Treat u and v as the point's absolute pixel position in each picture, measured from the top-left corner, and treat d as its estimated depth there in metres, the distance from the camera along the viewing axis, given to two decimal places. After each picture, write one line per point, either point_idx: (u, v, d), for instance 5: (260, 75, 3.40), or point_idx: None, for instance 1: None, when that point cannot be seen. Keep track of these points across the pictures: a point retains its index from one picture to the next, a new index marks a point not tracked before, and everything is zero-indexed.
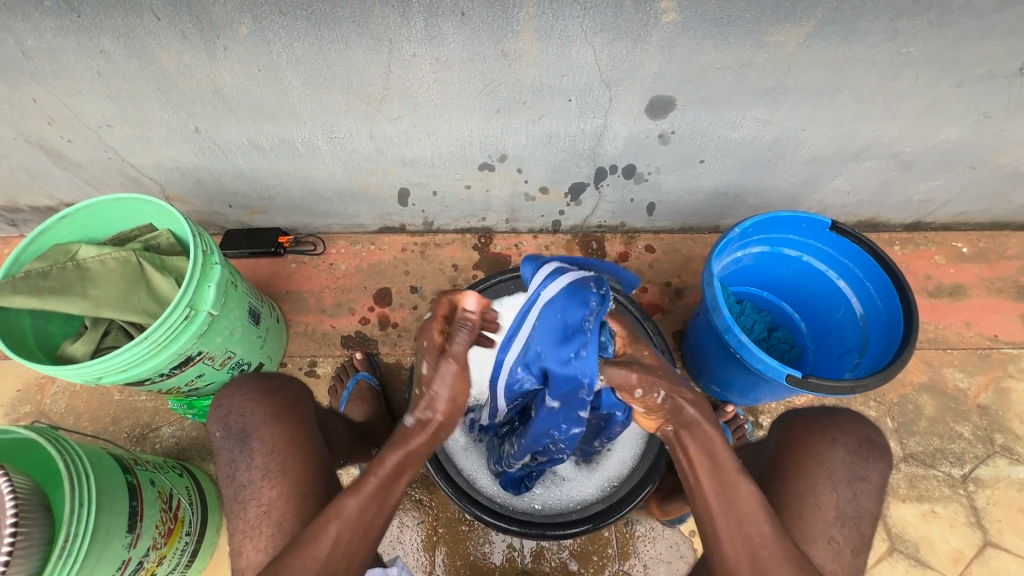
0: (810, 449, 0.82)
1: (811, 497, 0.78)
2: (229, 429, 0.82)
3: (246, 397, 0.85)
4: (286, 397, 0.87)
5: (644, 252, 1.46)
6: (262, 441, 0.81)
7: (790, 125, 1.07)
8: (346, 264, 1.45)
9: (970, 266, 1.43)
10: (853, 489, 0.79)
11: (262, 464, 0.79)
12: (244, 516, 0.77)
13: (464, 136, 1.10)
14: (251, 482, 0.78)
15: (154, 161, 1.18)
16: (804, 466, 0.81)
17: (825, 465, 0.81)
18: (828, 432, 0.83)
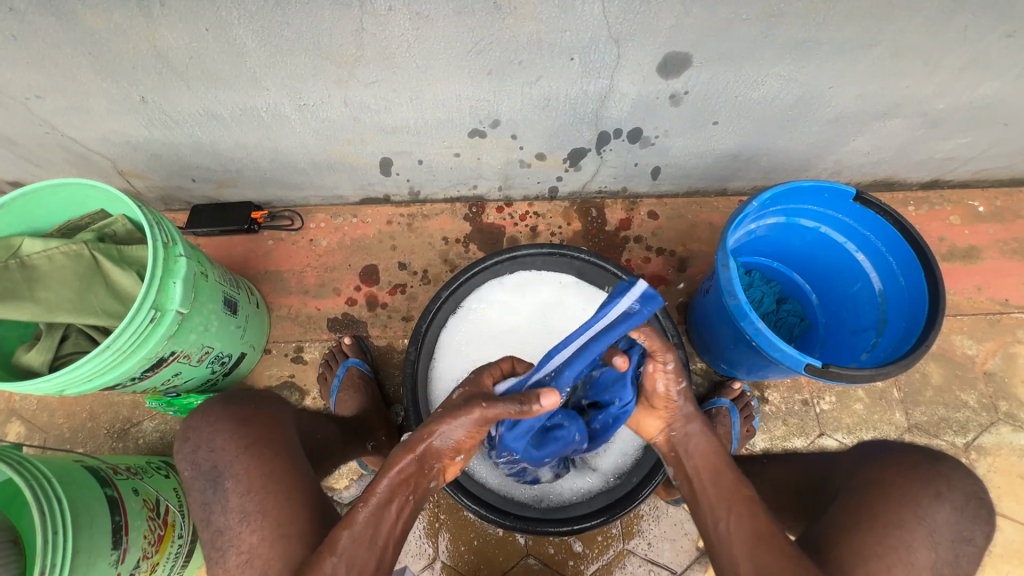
0: (909, 498, 0.72)
1: (905, 552, 0.68)
2: (199, 468, 0.77)
3: (215, 426, 0.80)
4: (259, 426, 0.81)
5: (647, 219, 1.36)
6: (237, 480, 0.75)
7: (817, 82, 0.95)
8: (328, 240, 1.34)
9: (985, 226, 1.36)
10: (955, 550, 0.69)
11: (239, 506, 0.74)
12: (224, 563, 0.72)
13: (451, 101, 0.97)
14: (228, 526, 0.73)
15: (99, 134, 1.04)
16: (898, 516, 0.71)
17: (927, 521, 0.70)
18: (933, 485, 0.73)
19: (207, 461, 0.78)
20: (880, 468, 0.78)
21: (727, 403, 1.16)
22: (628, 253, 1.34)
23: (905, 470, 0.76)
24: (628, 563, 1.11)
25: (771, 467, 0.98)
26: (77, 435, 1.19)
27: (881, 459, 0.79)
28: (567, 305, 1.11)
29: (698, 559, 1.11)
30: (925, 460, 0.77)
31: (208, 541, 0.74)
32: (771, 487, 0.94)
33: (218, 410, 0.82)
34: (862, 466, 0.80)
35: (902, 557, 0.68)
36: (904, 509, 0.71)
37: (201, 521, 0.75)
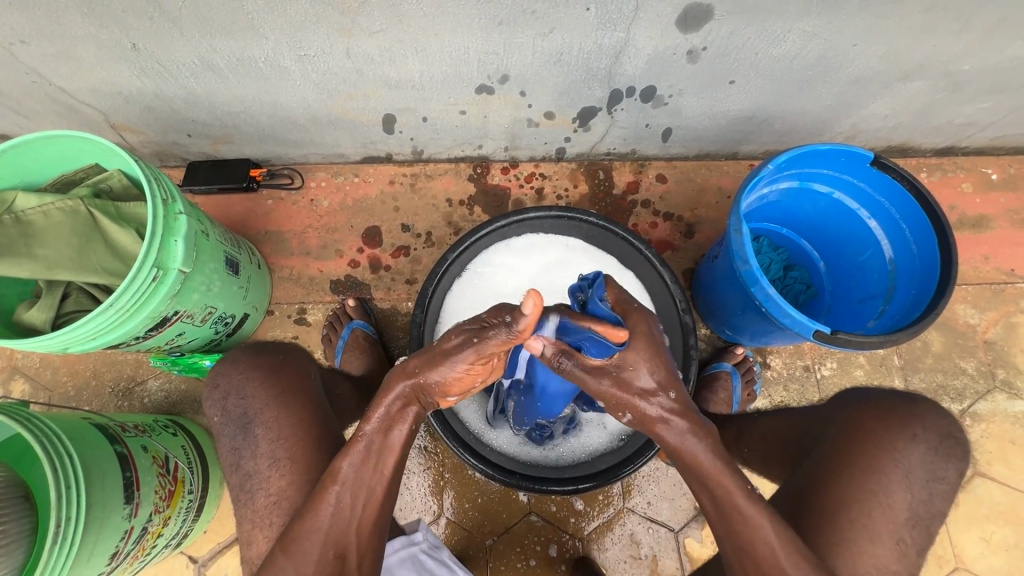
0: (887, 445, 0.76)
1: (883, 495, 0.73)
2: (229, 414, 0.80)
3: (244, 375, 0.82)
4: (287, 376, 0.83)
5: (656, 182, 1.34)
6: (266, 427, 0.78)
7: (841, 40, 0.91)
8: (329, 200, 1.31)
9: (997, 195, 1.34)
10: (929, 489, 0.74)
11: (268, 452, 0.77)
12: (252, 504, 0.76)
13: (458, 53, 0.93)
14: (257, 471, 0.77)
15: (89, 84, 0.99)
16: (879, 462, 0.75)
17: (902, 463, 0.75)
18: (909, 428, 0.77)
19: (237, 408, 0.80)
20: (856, 413, 0.81)
21: (728, 368, 1.17)
22: (635, 217, 1.32)
23: (881, 420, 0.79)
24: (628, 520, 1.15)
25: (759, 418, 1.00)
26: (82, 392, 1.19)
27: (859, 405, 0.82)
28: (575, 265, 1.09)
29: (695, 517, 1.15)
30: (903, 408, 0.79)
31: (238, 483, 0.77)
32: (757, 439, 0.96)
33: (246, 358, 0.84)
34: (840, 411, 0.84)
35: (880, 501, 0.73)
36: (882, 457, 0.75)
37: (231, 465, 0.78)
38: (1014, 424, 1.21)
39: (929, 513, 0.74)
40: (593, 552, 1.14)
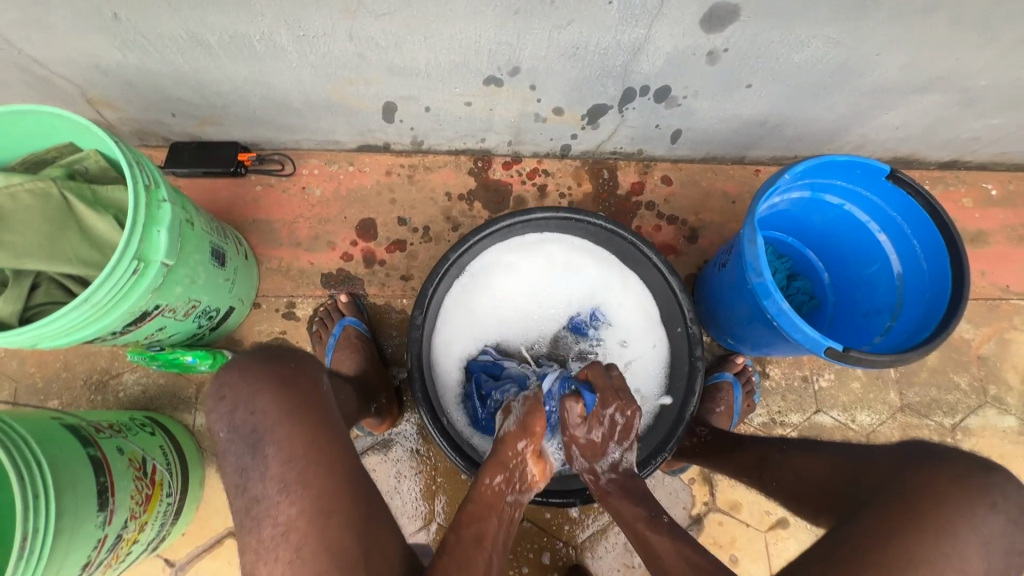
0: (964, 506, 0.58)
1: (957, 560, 0.57)
2: (237, 431, 0.64)
3: (254, 385, 0.65)
4: (305, 390, 0.67)
5: (661, 184, 1.30)
6: (278, 446, 0.62)
7: (864, 47, 0.89)
8: (322, 189, 1.25)
9: (995, 211, 1.34)
10: (1009, 561, 0.58)
11: (279, 476, 0.61)
12: (256, 535, 0.59)
13: (470, 41, 0.87)
14: (266, 495, 0.61)
15: (63, 55, 0.91)
16: (952, 526, 0.58)
17: (981, 530, 0.58)
18: (987, 494, 0.59)
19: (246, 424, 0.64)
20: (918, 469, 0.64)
21: (729, 378, 1.16)
22: (639, 219, 1.29)
23: (951, 476, 0.61)
24: None
25: (791, 455, 0.84)
26: (51, 385, 1.12)
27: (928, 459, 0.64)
28: (578, 268, 1.07)
29: (690, 527, 1.14)
30: (975, 466, 0.62)
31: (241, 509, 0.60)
32: (792, 479, 0.81)
33: (257, 365, 0.67)
34: (903, 465, 0.65)
35: (954, 566, 0.57)
36: (958, 520, 0.58)
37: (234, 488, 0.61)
38: (1004, 439, 1.22)
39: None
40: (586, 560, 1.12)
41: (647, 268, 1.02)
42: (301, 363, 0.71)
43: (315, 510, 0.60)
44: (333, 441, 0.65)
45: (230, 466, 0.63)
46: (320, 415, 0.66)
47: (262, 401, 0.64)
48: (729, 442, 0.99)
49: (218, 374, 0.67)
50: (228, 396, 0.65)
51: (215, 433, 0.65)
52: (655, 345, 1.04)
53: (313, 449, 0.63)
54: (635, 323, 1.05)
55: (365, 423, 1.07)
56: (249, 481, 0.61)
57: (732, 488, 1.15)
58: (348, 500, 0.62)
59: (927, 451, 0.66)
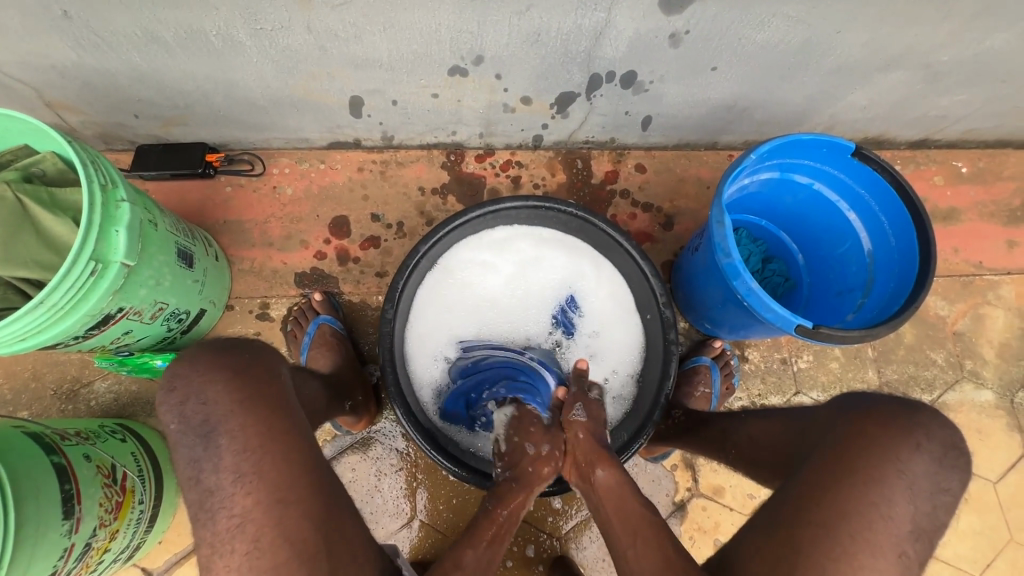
0: (890, 450, 0.63)
1: (884, 506, 0.60)
2: (189, 423, 0.63)
3: (207, 375, 0.66)
4: (258, 380, 0.68)
5: (635, 172, 1.30)
6: (232, 437, 0.63)
7: (824, 26, 0.89)
8: (293, 187, 1.24)
9: (967, 188, 1.35)
10: (934, 500, 0.61)
11: (233, 467, 0.62)
12: (211, 527, 0.60)
13: (431, 31, 0.87)
14: (220, 487, 0.61)
15: (17, 57, 0.89)
16: (878, 473, 0.62)
17: (907, 474, 0.61)
18: (912, 435, 0.63)
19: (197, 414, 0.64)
20: (852, 420, 0.68)
21: (707, 362, 1.16)
22: (614, 208, 1.29)
23: (877, 422, 0.66)
24: None
25: (749, 422, 0.88)
26: (20, 396, 1.10)
27: (856, 409, 0.69)
28: (552, 258, 1.06)
29: (674, 513, 1.13)
30: (903, 409, 0.66)
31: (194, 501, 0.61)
32: (750, 445, 0.85)
33: (206, 357, 0.68)
34: (840, 418, 0.70)
35: (881, 512, 0.60)
36: (884, 464, 0.62)
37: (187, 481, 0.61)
38: (981, 413, 1.23)
39: (933, 526, 0.61)
40: (570, 550, 1.11)
41: (619, 255, 1.01)
42: (254, 353, 0.72)
43: (272, 502, 0.61)
44: (286, 432, 0.66)
45: (182, 458, 0.63)
46: (274, 406, 0.67)
47: (215, 391, 0.65)
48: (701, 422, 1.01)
49: (167, 367, 0.67)
50: (178, 386, 0.65)
51: (167, 426, 0.64)
52: (630, 334, 1.04)
53: (269, 439, 0.64)
54: (609, 312, 1.05)
55: (341, 421, 1.06)
56: (202, 473, 0.62)
57: (715, 472, 1.15)
58: (306, 492, 0.64)
59: (858, 401, 0.70)
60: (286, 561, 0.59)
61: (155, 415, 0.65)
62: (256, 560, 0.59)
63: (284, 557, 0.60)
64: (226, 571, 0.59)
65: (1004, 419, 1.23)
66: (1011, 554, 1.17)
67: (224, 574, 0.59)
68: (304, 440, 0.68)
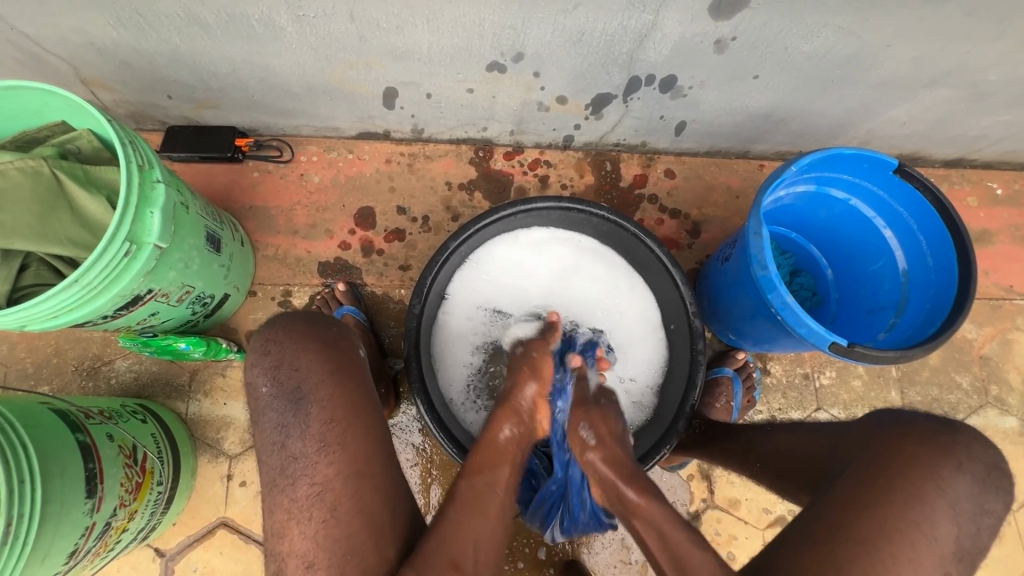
0: (930, 470, 0.64)
1: (927, 525, 0.61)
2: (282, 388, 0.67)
3: (300, 344, 0.70)
4: (349, 355, 0.71)
5: (664, 177, 1.29)
6: (321, 407, 0.66)
7: (874, 39, 0.87)
8: (320, 176, 1.23)
9: (1001, 210, 1.33)
10: (977, 522, 0.62)
11: (319, 435, 0.65)
12: (291, 492, 0.63)
13: (474, 25, 0.86)
14: (304, 454, 0.64)
15: (57, 32, 0.89)
16: (920, 491, 0.62)
17: (948, 493, 0.63)
18: (953, 455, 0.65)
19: (290, 381, 0.68)
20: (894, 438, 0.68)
21: (729, 374, 1.15)
22: (641, 213, 1.27)
23: (918, 441, 0.67)
24: (620, 525, 1.11)
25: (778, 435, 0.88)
26: (41, 370, 1.11)
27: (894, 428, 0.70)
28: (581, 263, 1.05)
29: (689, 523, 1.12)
30: (942, 429, 0.67)
31: (278, 467, 0.64)
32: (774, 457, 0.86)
33: (301, 327, 0.71)
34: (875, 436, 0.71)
35: (925, 533, 0.61)
36: (926, 484, 0.63)
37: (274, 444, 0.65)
38: (1004, 440, 1.21)
39: (974, 548, 0.62)
40: (582, 555, 1.10)
41: (651, 262, 1.00)
42: (342, 330, 0.75)
43: (351, 473, 0.63)
44: (366, 409, 0.68)
45: (270, 422, 0.66)
46: (359, 383, 0.70)
47: (309, 360, 0.69)
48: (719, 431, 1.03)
49: (258, 336, 0.71)
50: (274, 351, 0.69)
51: (259, 388, 0.68)
52: (655, 343, 1.03)
53: (353, 414, 0.67)
54: (637, 320, 1.04)
55: None
56: (289, 439, 0.65)
57: (732, 484, 1.14)
58: (381, 467, 0.66)
59: (895, 418, 0.71)
60: (356, 533, 0.61)
61: (247, 376, 0.69)
62: (332, 529, 0.61)
63: (356, 528, 0.61)
64: (301, 539, 0.61)
65: None
66: None
67: (298, 540, 0.61)
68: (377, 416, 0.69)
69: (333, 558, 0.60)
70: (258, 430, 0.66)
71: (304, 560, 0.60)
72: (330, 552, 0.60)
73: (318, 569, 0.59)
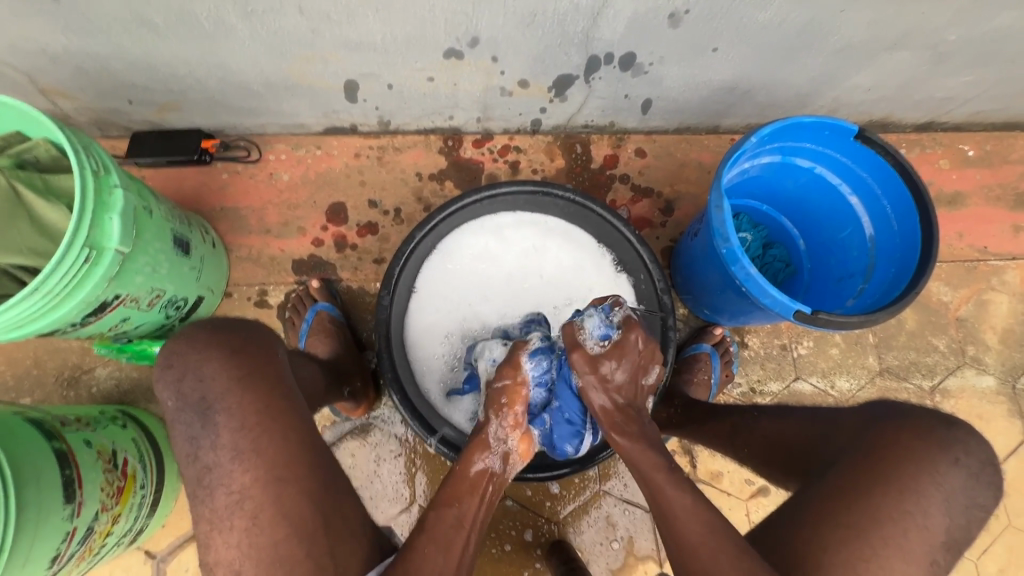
0: (929, 464, 0.61)
1: (921, 516, 0.60)
2: (186, 400, 0.65)
3: (204, 353, 0.68)
4: (256, 357, 0.70)
5: (635, 156, 1.28)
6: (229, 414, 0.65)
7: (827, 5, 0.87)
8: (290, 173, 1.23)
9: (972, 171, 1.33)
10: (969, 515, 0.61)
11: (231, 444, 0.63)
12: (210, 503, 0.62)
13: (425, 13, 0.85)
14: (218, 464, 0.63)
15: (4, 41, 0.88)
16: (917, 484, 0.60)
17: (945, 486, 0.61)
18: (952, 449, 0.62)
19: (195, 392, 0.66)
20: (887, 427, 0.65)
21: (707, 349, 1.16)
22: (613, 193, 1.27)
23: (914, 433, 0.64)
24: (605, 502, 1.13)
25: (763, 420, 0.85)
26: (22, 382, 1.11)
27: (888, 418, 0.67)
28: (551, 247, 1.06)
29: None
30: (939, 421, 0.65)
31: (194, 478, 0.63)
32: (763, 444, 0.82)
33: (205, 335, 0.69)
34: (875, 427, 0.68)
35: (918, 522, 0.59)
36: (921, 477, 0.61)
37: (186, 458, 0.63)
38: (982, 399, 1.22)
39: (965, 539, 0.61)
40: (568, 535, 1.12)
41: (619, 242, 1.00)
42: (253, 333, 0.73)
43: (279, 477, 0.62)
44: (284, 410, 0.67)
45: (180, 435, 0.65)
46: (272, 383, 0.68)
47: (212, 368, 0.66)
48: (705, 411, 0.99)
49: (162, 347, 0.69)
50: (176, 363, 0.67)
51: (164, 403, 0.66)
52: None
53: (267, 418, 0.65)
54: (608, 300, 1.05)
55: (340, 407, 1.07)
56: (200, 451, 0.64)
57: (713, 458, 1.15)
58: (307, 470, 0.64)
59: (892, 409, 0.69)
60: (294, 534, 0.60)
61: (153, 391, 0.67)
62: (255, 536, 0.60)
63: (282, 535, 0.60)
64: (225, 547, 0.60)
65: (1005, 406, 1.22)
66: (1009, 539, 1.16)
67: (223, 551, 0.60)
68: (301, 417, 0.68)
69: (269, 560, 0.59)
70: (172, 445, 0.65)
71: (232, 568, 0.60)
72: (266, 557, 0.60)
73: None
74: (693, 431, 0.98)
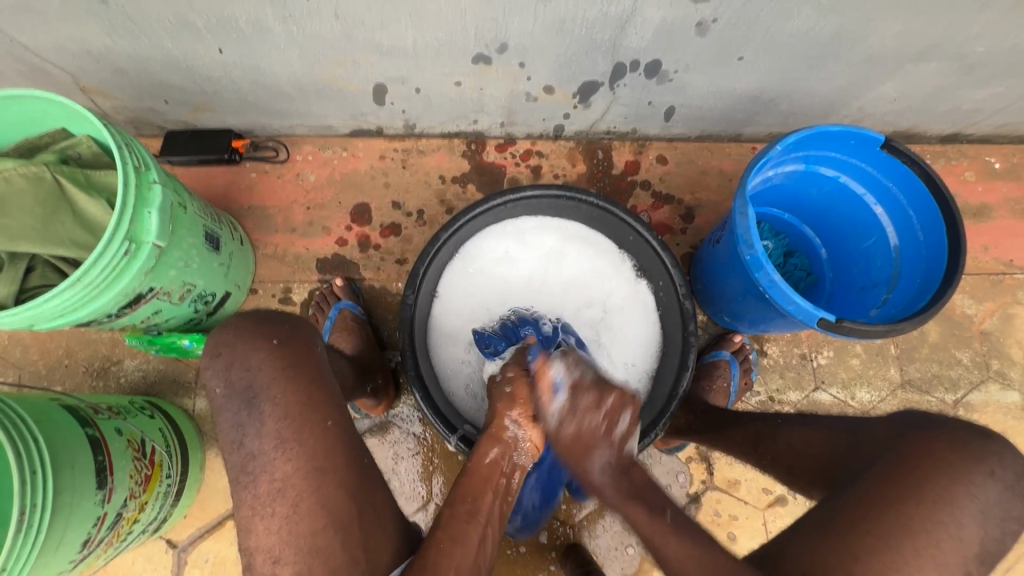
0: (965, 477, 0.61)
1: (955, 528, 0.59)
2: (234, 389, 0.67)
3: (251, 343, 0.69)
4: (301, 349, 0.71)
5: (656, 163, 1.29)
6: (273, 404, 0.66)
7: (855, 15, 0.87)
8: (316, 174, 1.25)
9: (999, 184, 1.31)
10: (1003, 528, 0.60)
11: (274, 432, 0.65)
12: (254, 489, 0.63)
13: (455, 19, 0.87)
14: (263, 451, 0.64)
15: (53, 41, 0.92)
16: (950, 493, 0.60)
17: (979, 498, 0.60)
18: (987, 462, 0.62)
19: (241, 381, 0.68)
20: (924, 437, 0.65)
21: (726, 356, 1.16)
22: (634, 199, 1.28)
23: (951, 444, 0.63)
24: None
25: (787, 428, 0.84)
26: (54, 371, 1.14)
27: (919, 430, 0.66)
28: (572, 250, 1.07)
29: (688, 505, 1.14)
30: (975, 436, 0.64)
31: (238, 465, 0.64)
32: (787, 453, 0.82)
33: (250, 325, 0.71)
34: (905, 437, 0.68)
35: (952, 534, 0.59)
36: (955, 488, 0.60)
37: (231, 444, 0.64)
38: (1007, 415, 1.20)
39: (999, 551, 0.60)
40: (583, 539, 1.12)
41: (640, 246, 1.01)
42: (295, 325, 0.74)
43: (309, 468, 0.64)
44: (324, 403, 0.68)
45: (226, 422, 0.66)
46: (314, 375, 0.70)
47: (258, 359, 0.68)
48: (726, 418, 0.98)
49: (209, 338, 0.71)
50: (224, 353, 0.69)
51: (212, 390, 0.68)
52: (646, 327, 1.04)
53: (309, 409, 0.67)
54: (628, 304, 1.05)
55: (360, 404, 1.09)
56: (246, 438, 0.65)
57: (730, 466, 1.15)
58: (340, 461, 0.66)
59: (924, 420, 0.68)
60: (323, 525, 0.62)
61: (201, 380, 0.69)
62: (295, 524, 0.62)
63: (322, 523, 0.62)
64: (265, 533, 0.62)
65: None
66: None
67: (264, 536, 0.62)
68: (340, 411, 0.70)
69: (300, 549, 0.61)
70: (217, 431, 0.66)
71: (271, 555, 0.61)
72: (293, 547, 0.61)
73: (285, 564, 0.61)
74: (714, 438, 0.98)
